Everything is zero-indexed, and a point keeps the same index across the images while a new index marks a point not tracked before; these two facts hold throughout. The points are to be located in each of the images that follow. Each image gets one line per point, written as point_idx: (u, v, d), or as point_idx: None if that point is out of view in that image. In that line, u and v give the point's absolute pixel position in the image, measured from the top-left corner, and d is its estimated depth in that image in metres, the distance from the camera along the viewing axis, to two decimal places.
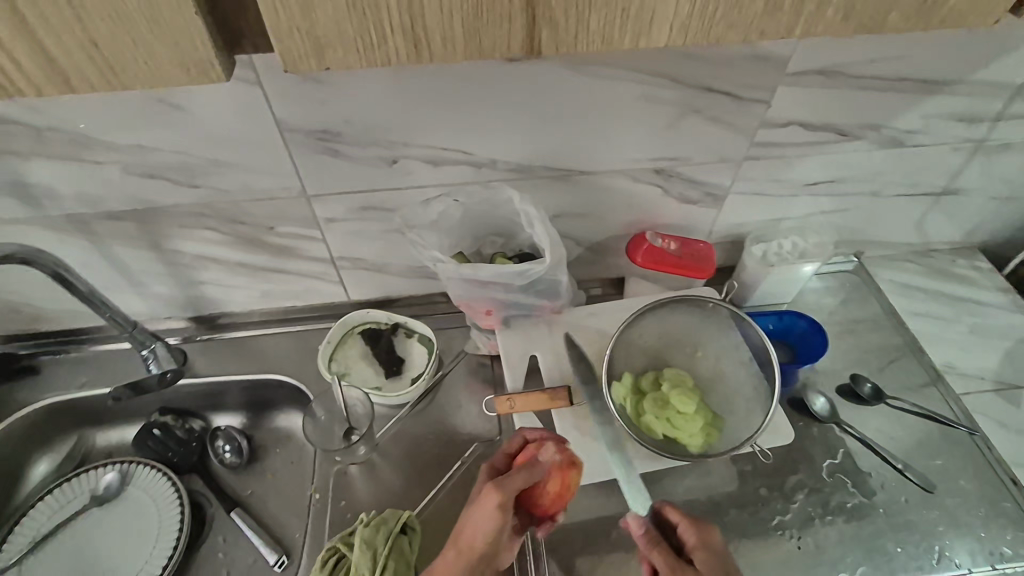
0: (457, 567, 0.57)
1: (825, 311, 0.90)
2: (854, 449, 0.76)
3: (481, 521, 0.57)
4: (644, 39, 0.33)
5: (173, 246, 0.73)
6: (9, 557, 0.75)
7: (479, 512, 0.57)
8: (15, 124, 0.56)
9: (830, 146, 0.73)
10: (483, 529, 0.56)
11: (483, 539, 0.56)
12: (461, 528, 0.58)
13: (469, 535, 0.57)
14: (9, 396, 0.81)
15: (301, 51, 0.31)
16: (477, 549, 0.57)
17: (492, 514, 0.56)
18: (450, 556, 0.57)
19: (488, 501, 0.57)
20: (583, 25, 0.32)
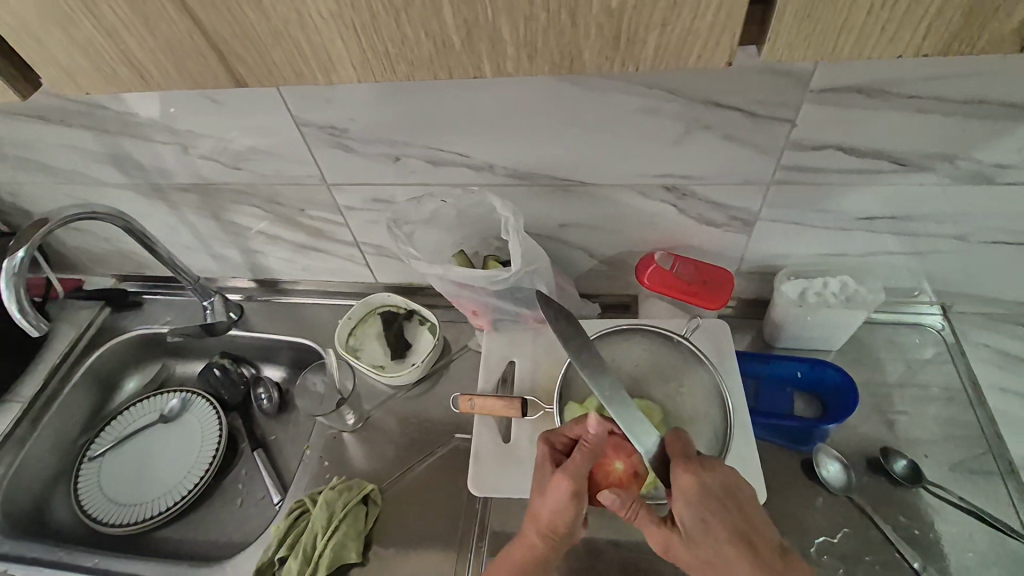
0: (542, 549, 0.57)
1: (881, 369, 0.77)
2: (864, 532, 0.65)
3: (556, 510, 0.55)
4: (333, 77, 0.32)
5: (231, 219, 0.85)
6: (104, 444, 0.93)
7: (551, 503, 0.55)
8: (104, 109, 0.69)
9: (886, 176, 0.61)
10: (562, 517, 0.55)
11: (566, 525, 0.55)
12: (538, 518, 0.56)
13: (550, 525, 0.56)
14: (116, 323, 1.00)
15: (60, 80, 0.34)
16: (562, 532, 0.56)
17: (568, 504, 0.55)
18: (537, 543, 0.57)
19: (559, 491, 0.55)
20: (272, 62, 0.31)
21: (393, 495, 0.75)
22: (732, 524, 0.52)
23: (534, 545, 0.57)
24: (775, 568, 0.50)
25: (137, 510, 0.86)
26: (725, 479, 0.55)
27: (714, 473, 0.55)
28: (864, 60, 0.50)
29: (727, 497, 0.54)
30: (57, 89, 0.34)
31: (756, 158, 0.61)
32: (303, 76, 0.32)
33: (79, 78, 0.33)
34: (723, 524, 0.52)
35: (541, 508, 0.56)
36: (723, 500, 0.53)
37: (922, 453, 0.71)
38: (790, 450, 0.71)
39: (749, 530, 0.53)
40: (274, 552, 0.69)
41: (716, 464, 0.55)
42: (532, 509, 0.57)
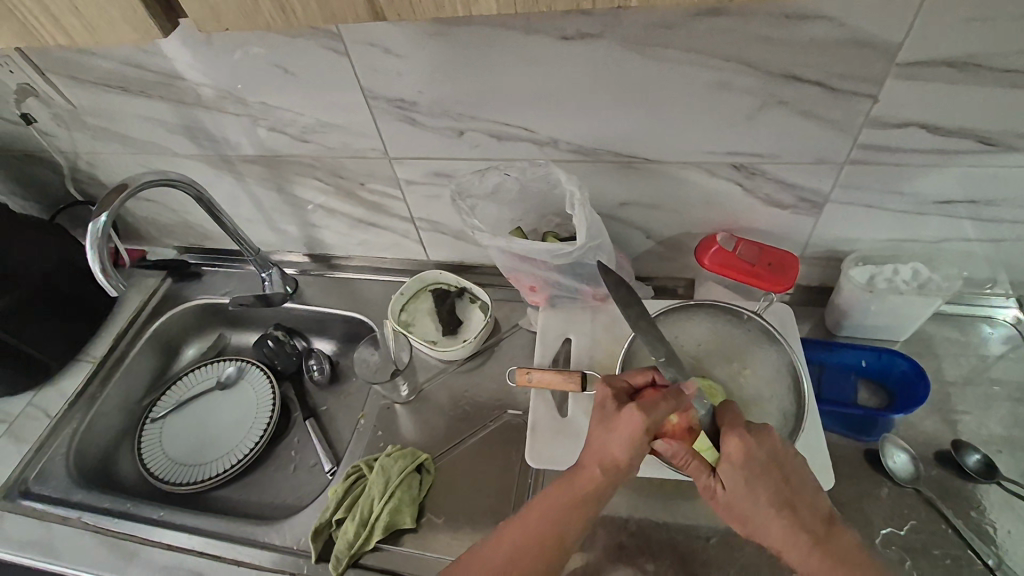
0: (600, 485, 0.56)
1: (948, 361, 0.74)
2: (930, 526, 0.63)
3: (624, 443, 0.55)
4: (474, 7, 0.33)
5: (292, 192, 0.87)
6: (166, 406, 0.97)
7: (621, 436, 0.55)
8: (182, 79, 0.72)
9: (972, 157, 0.58)
10: (628, 452, 0.55)
11: (632, 460, 0.55)
12: (602, 449, 0.56)
13: (614, 457, 0.55)
14: (177, 291, 1.04)
15: (203, 16, 0.35)
16: (623, 467, 0.56)
17: (638, 439, 0.54)
18: (595, 475, 0.56)
19: (632, 424, 0.54)
20: None
21: (445, 466, 0.77)
22: (775, 490, 0.54)
23: (593, 476, 0.56)
24: (814, 533, 0.53)
25: (197, 470, 0.90)
26: (774, 448, 0.55)
27: (763, 442, 0.55)
28: (960, 30, 0.48)
29: (774, 465, 0.54)
30: (198, 25, 0.36)
31: (833, 135, 0.59)
32: (444, 9, 0.33)
33: (225, 15, 0.35)
34: (768, 491, 0.54)
35: (606, 440, 0.56)
36: (770, 468, 0.54)
37: (993, 448, 0.68)
38: (853, 440, 0.69)
39: (793, 496, 0.54)
40: (331, 514, 0.71)
41: (766, 433, 0.55)
42: (595, 441, 0.57)
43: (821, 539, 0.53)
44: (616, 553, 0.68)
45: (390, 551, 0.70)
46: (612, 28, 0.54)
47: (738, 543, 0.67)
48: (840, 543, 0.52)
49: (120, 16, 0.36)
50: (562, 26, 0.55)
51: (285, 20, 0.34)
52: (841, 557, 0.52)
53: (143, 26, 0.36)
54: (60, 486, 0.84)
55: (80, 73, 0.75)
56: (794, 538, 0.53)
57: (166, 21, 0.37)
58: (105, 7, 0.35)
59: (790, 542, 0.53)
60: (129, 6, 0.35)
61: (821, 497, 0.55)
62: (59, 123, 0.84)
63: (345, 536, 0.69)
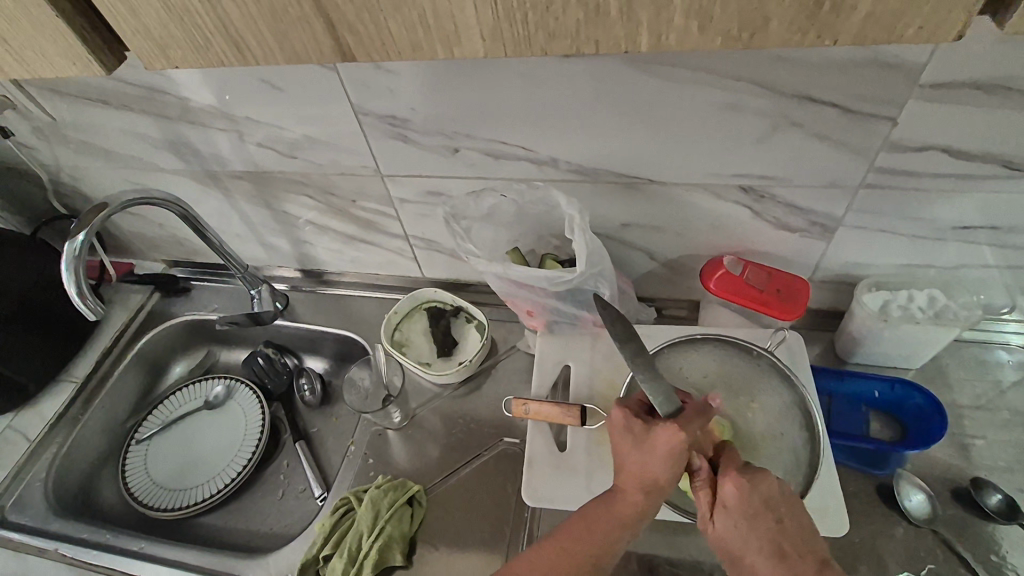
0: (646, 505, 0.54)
1: (965, 391, 0.71)
2: (948, 570, 0.60)
3: (663, 462, 0.52)
4: (459, 49, 0.29)
5: (281, 208, 0.83)
6: (151, 427, 0.93)
7: (658, 455, 0.52)
8: (165, 93, 0.69)
9: (995, 182, 0.55)
10: (670, 470, 0.52)
11: (674, 478, 0.52)
12: (640, 469, 0.53)
13: (654, 477, 0.53)
14: (165, 307, 1.01)
15: (149, 51, 0.32)
16: (664, 487, 0.53)
17: (677, 456, 0.52)
18: (635, 497, 0.53)
19: (667, 443, 0.52)
20: (385, 29, 0.29)
21: (438, 498, 0.73)
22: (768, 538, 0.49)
23: (636, 498, 0.53)
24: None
25: (182, 495, 0.87)
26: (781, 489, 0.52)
27: (767, 481, 0.52)
28: (988, 53, 0.45)
29: (770, 510, 0.50)
30: (146, 64, 0.33)
31: (847, 159, 0.56)
32: (421, 50, 0.30)
33: (170, 47, 0.32)
34: (771, 530, 0.49)
35: (642, 460, 0.53)
36: (775, 508, 0.50)
37: (1014, 485, 0.65)
38: (864, 474, 0.66)
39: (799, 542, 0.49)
40: (318, 549, 0.68)
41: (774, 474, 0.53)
42: (629, 462, 0.54)
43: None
44: None
45: None
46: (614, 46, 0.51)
47: None
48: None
49: (52, 50, 0.34)
50: None
51: (239, 60, 0.32)
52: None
53: (81, 61, 0.34)
54: (38, 514, 0.81)
55: (59, 86, 0.72)
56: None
57: (109, 55, 0.35)
58: (39, 44, 0.33)
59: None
60: (62, 40, 0.33)
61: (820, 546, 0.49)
62: (40, 137, 0.81)
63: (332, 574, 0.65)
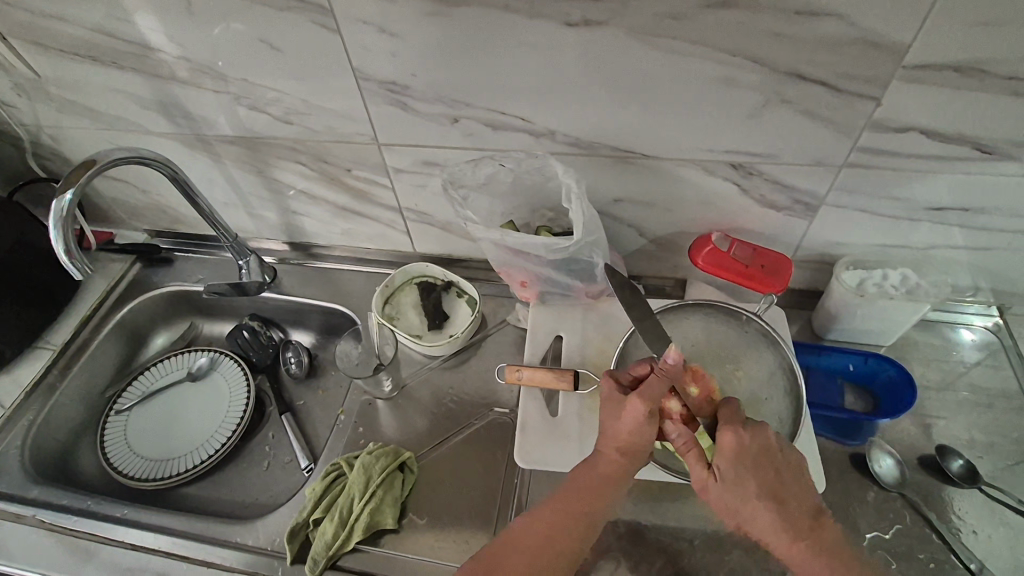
0: (623, 470, 0.56)
1: (931, 367, 0.75)
2: (915, 529, 0.64)
3: (632, 428, 0.54)
4: None
5: (272, 175, 0.83)
6: (132, 398, 0.92)
7: (627, 423, 0.54)
8: (158, 51, 0.67)
9: (967, 165, 0.58)
10: (642, 437, 0.55)
11: (646, 442, 0.55)
12: (614, 435, 0.56)
13: (627, 442, 0.55)
14: (148, 277, 0.99)
15: None
16: (640, 451, 0.56)
17: (645, 422, 0.54)
18: (613, 461, 0.56)
19: (635, 411, 0.54)
20: None
21: (427, 465, 0.74)
22: (767, 482, 0.53)
23: (613, 462, 0.56)
24: (798, 525, 0.52)
25: (164, 465, 0.85)
26: (767, 441, 0.54)
27: (757, 436, 0.54)
28: (966, 35, 0.48)
29: (768, 457, 0.54)
30: None
31: (832, 137, 0.59)
32: None
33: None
34: (758, 481, 0.53)
35: (616, 427, 0.55)
36: (759, 460, 0.53)
37: (974, 453, 0.69)
38: (838, 443, 0.70)
39: (782, 487, 0.53)
40: (309, 514, 0.68)
41: (761, 426, 0.54)
42: (606, 427, 0.57)
43: (803, 530, 0.52)
44: (603, 557, 0.67)
45: (370, 553, 0.67)
46: (618, 15, 0.52)
47: (727, 547, 0.67)
48: (826, 537, 0.52)
49: None
50: (567, 12, 0.53)
51: None
52: (829, 550, 0.51)
53: None
54: (13, 482, 0.79)
55: (44, 39, 0.70)
56: (777, 528, 0.52)
57: None
58: None
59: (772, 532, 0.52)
60: None
61: (809, 491, 0.54)
62: (21, 93, 0.79)
63: (323, 537, 0.66)
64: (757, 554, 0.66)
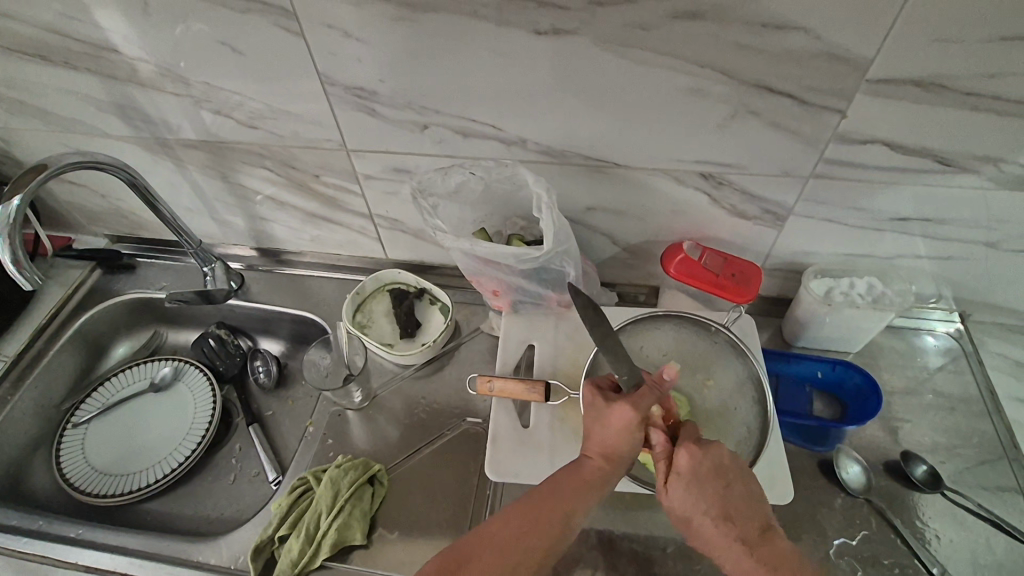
0: (604, 479, 0.55)
1: (896, 373, 0.77)
2: (881, 535, 0.64)
3: (618, 434, 0.55)
4: None
5: (238, 180, 0.80)
6: (91, 410, 0.88)
7: (613, 428, 0.54)
8: (113, 52, 0.65)
9: (929, 177, 0.59)
10: (625, 443, 0.54)
11: (628, 450, 0.54)
12: (600, 440, 0.56)
13: (612, 448, 0.55)
14: (109, 284, 0.96)
15: None
16: (624, 459, 0.55)
17: (631, 430, 0.54)
18: (597, 467, 0.56)
19: (622, 417, 0.54)
20: None
21: (397, 477, 0.73)
22: (718, 498, 0.53)
23: (597, 468, 0.56)
24: (747, 540, 0.52)
25: (124, 480, 0.82)
26: (722, 459, 0.54)
27: (712, 453, 0.54)
28: (927, 51, 0.49)
29: (722, 475, 0.54)
30: None
31: (800, 148, 0.59)
32: None
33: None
34: (708, 497, 0.53)
35: (601, 432, 0.56)
36: (712, 478, 0.53)
37: (937, 458, 0.70)
38: (806, 450, 0.70)
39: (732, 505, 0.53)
40: (274, 530, 0.66)
41: (717, 444, 0.55)
42: (591, 433, 0.57)
43: (752, 546, 0.52)
44: (574, 569, 0.66)
45: (337, 569, 0.65)
46: (586, 25, 0.52)
47: (698, 556, 0.67)
48: (773, 552, 0.51)
49: None
50: (535, 20, 0.52)
51: None
52: (775, 562, 0.51)
53: None
54: None
55: None
56: (726, 544, 0.52)
57: None
58: None
59: (720, 546, 0.53)
60: None
61: (763, 506, 0.54)
62: None
63: (288, 554, 0.64)
64: None
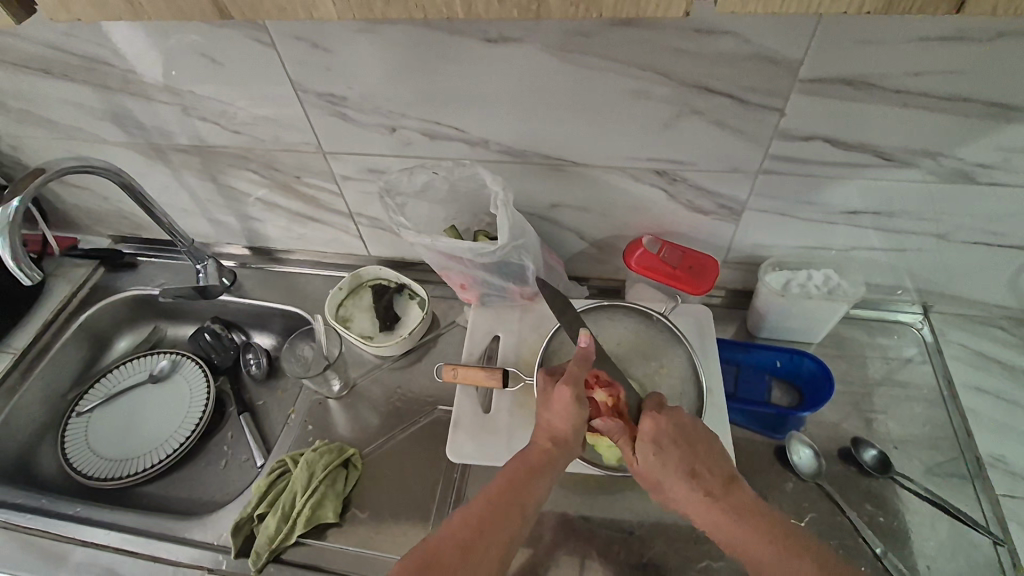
0: (554, 459, 0.60)
1: (857, 362, 0.79)
2: (831, 518, 0.67)
3: (561, 415, 0.60)
4: (315, 11, 0.33)
5: (226, 182, 0.85)
6: (94, 400, 0.94)
7: (556, 411, 0.59)
8: (105, 64, 0.70)
9: (872, 171, 0.62)
10: (569, 423, 0.59)
11: (575, 430, 0.59)
12: (546, 425, 0.61)
13: (557, 429, 0.60)
14: (112, 282, 1.02)
15: (52, 5, 0.35)
16: (569, 440, 0.60)
17: (572, 409, 0.59)
18: (543, 449, 0.60)
19: (562, 397, 0.59)
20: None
21: (372, 461, 0.77)
22: (684, 459, 0.58)
23: (543, 449, 0.60)
24: (712, 494, 0.57)
25: (122, 465, 0.88)
26: (683, 422, 0.59)
27: (673, 419, 0.59)
28: (851, 51, 0.51)
29: (683, 438, 0.59)
30: (49, 15, 0.36)
31: (744, 145, 0.62)
32: (288, 13, 0.34)
33: (73, 3, 0.34)
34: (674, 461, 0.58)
35: (547, 417, 0.61)
36: (675, 441, 0.58)
37: (892, 445, 0.72)
38: (764, 436, 0.73)
39: (696, 464, 0.58)
40: (253, 509, 0.71)
41: (677, 410, 0.60)
42: (539, 420, 0.62)
43: (717, 497, 0.56)
44: (535, 547, 0.70)
45: (311, 545, 0.70)
46: (531, 33, 0.55)
47: (654, 535, 0.70)
48: (738, 500, 0.56)
49: None
50: (484, 30, 0.56)
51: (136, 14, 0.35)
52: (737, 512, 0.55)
53: None
54: None
55: None
56: (695, 500, 0.57)
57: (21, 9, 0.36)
58: None
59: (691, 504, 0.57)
60: None
61: (723, 463, 0.58)
62: None
63: (266, 531, 0.68)
64: (682, 541, 0.69)
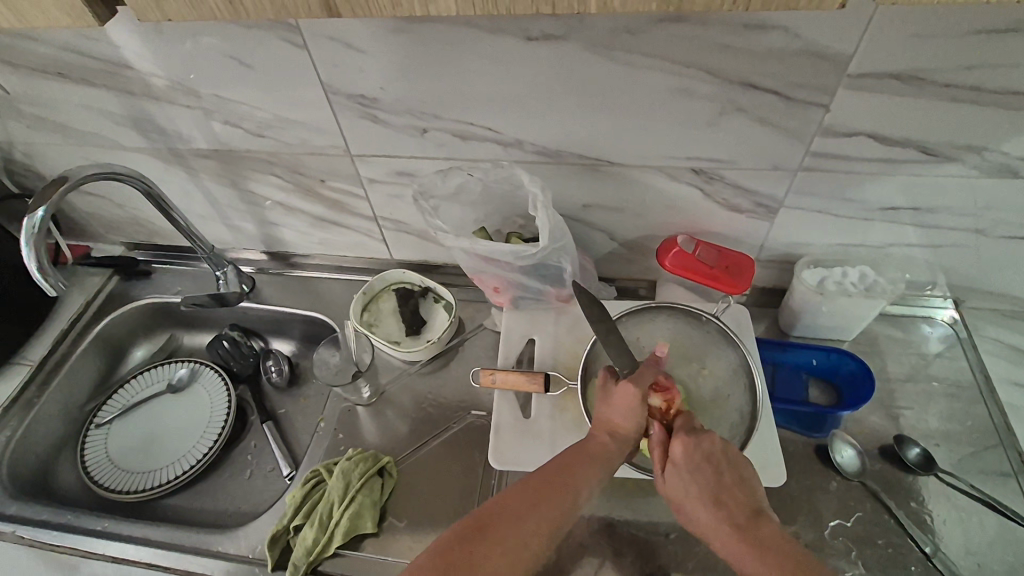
0: (611, 455, 0.58)
1: (891, 359, 0.78)
2: (876, 516, 0.66)
3: (624, 411, 0.59)
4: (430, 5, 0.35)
5: (248, 187, 0.84)
6: (113, 411, 0.92)
7: (618, 406, 0.59)
8: (128, 68, 0.68)
9: (915, 167, 0.61)
10: (631, 418, 0.58)
11: (637, 425, 0.58)
12: (605, 418, 0.59)
13: (617, 424, 0.59)
14: (126, 290, 1.00)
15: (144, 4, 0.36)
16: (628, 438, 0.59)
17: (635, 406, 0.58)
18: (601, 442, 0.58)
19: (626, 393, 0.58)
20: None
21: (406, 468, 0.76)
22: (712, 483, 0.56)
23: (602, 442, 0.58)
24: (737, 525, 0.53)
25: (145, 477, 0.86)
26: (714, 447, 0.57)
27: (705, 442, 0.57)
28: (903, 46, 0.51)
29: (713, 462, 0.57)
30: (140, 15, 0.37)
31: (787, 143, 0.61)
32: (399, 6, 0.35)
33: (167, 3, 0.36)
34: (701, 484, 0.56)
35: (608, 411, 0.60)
36: (705, 464, 0.56)
37: (932, 442, 0.72)
38: (804, 435, 0.72)
39: (723, 491, 0.55)
40: (289, 520, 0.69)
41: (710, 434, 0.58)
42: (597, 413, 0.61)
43: (741, 528, 0.53)
44: (577, 552, 0.69)
45: (349, 556, 0.68)
46: (575, 31, 0.54)
47: (696, 538, 0.69)
48: (764, 533, 0.52)
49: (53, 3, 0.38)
50: (527, 28, 0.55)
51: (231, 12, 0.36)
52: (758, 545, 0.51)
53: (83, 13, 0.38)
54: None
55: (14, 58, 0.70)
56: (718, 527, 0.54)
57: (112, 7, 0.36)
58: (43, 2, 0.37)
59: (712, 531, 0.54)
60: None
61: (753, 494, 0.56)
62: None
63: (304, 543, 0.67)
64: None
